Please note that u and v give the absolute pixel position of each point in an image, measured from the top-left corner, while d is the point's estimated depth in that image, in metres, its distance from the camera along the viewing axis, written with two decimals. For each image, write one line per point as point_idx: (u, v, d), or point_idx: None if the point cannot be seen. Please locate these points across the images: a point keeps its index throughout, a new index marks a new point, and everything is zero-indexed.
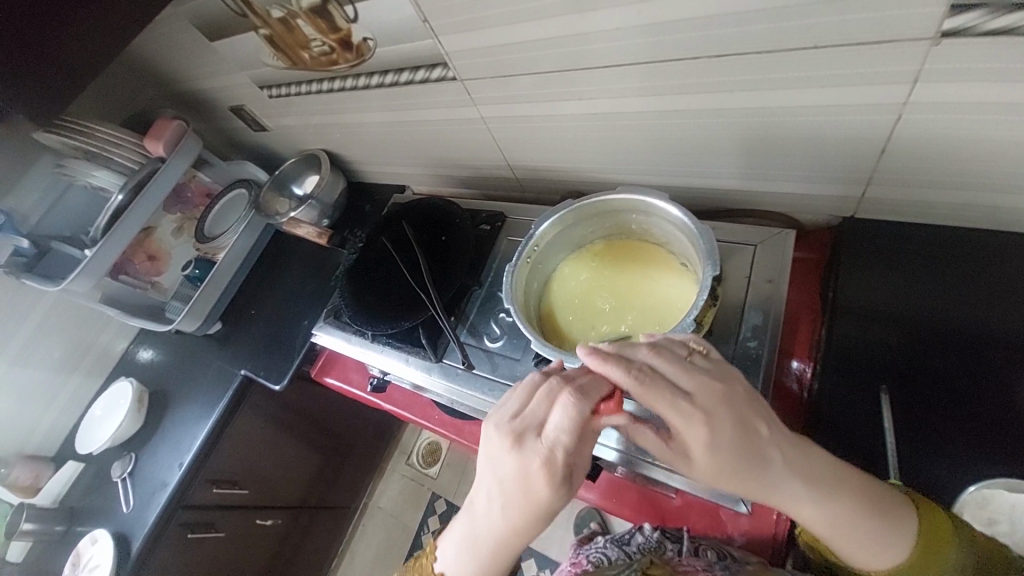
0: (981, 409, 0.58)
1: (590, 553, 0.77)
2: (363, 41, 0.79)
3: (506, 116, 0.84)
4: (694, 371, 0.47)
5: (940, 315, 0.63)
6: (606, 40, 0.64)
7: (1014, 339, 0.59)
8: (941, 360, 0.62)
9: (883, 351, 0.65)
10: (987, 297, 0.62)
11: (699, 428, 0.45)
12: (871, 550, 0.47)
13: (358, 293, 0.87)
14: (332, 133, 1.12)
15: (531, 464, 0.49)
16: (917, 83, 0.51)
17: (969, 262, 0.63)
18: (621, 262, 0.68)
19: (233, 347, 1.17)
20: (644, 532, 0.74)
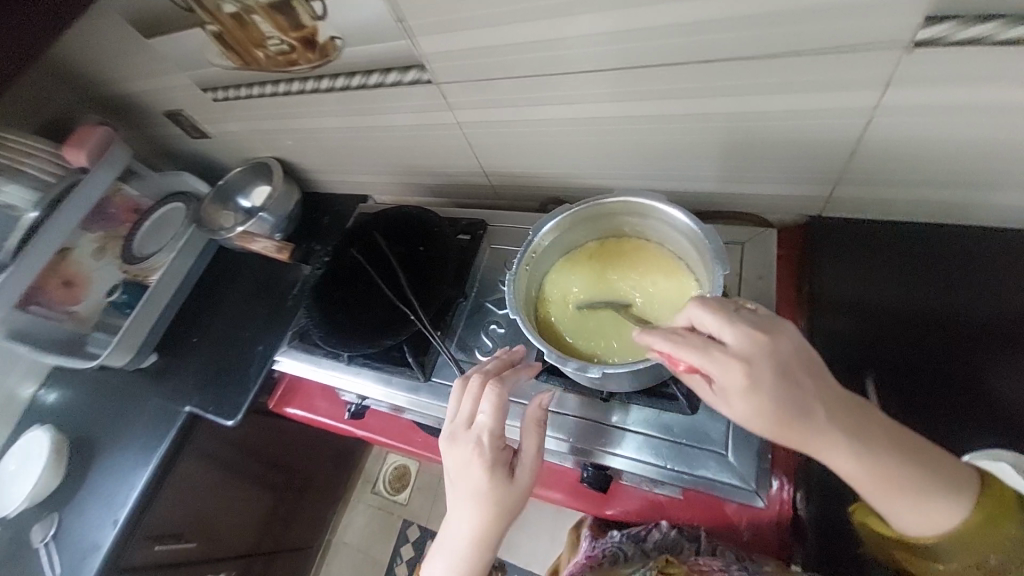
0: (958, 383, 0.63)
1: (607, 553, 0.74)
2: (330, 39, 0.74)
3: (483, 121, 0.82)
4: (736, 321, 0.47)
5: (913, 301, 0.68)
6: (592, 44, 0.63)
7: (983, 319, 0.63)
8: (919, 339, 0.66)
9: (866, 338, 0.69)
10: (952, 283, 0.66)
11: (738, 374, 0.45)
12: (916, 505, 0.47)
13: (330, 312, 0.79)
14: (286, 140, 1.04)
15: (466, 451, 0.57)
16: (889, 89, 0.55)
17: (941, 254, 0.67)
18: (621, 269, 0.66)
19: (175, 380, 1.03)
20: (660, 529, 0.72)
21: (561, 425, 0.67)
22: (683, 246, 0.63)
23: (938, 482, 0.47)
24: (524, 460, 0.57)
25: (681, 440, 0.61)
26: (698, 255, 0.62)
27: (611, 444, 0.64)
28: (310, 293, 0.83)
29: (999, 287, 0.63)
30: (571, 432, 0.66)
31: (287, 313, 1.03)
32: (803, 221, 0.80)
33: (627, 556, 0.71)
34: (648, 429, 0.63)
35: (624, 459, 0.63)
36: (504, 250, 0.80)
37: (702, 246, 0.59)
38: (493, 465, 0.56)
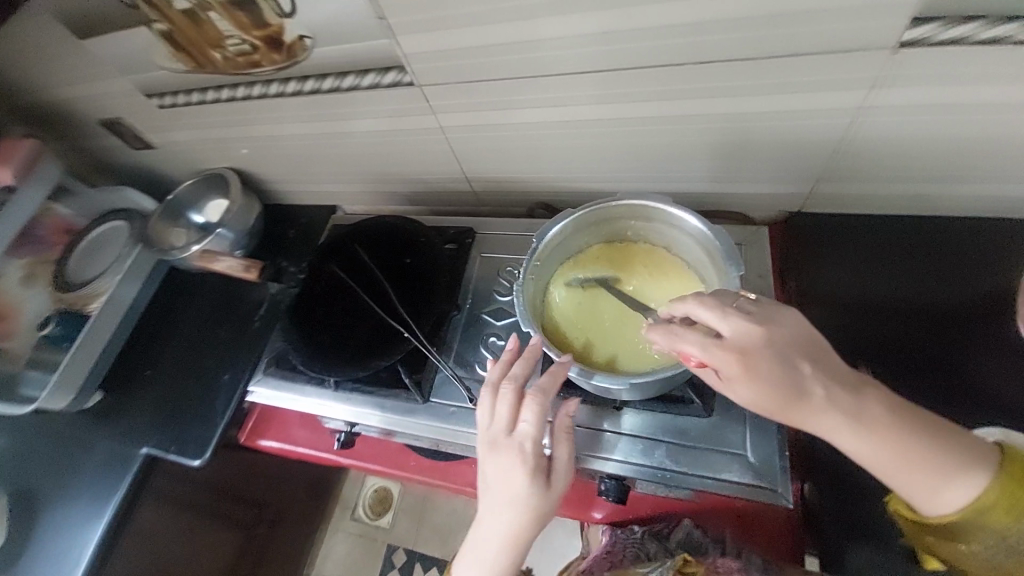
0: (951, 362, 0.65)
1: (627, 548, 0.75)
2: (298, 38, 0.69)
3: (467, 125, 0.78)
4: (731, 313, 0.48)
5: (899, 290, 0.70)
6: (583, 45, 0.62)
7: (962, 303, 0.67)
8: (910, 325, 0.68)
9: (865, 326, 0.70)
10: (930, 270, 0.70)
11: (732, 362, 0.46)
12: (933, 485, 0.45)
13: (313, 334, 0.73)
14: (244, 149, 0.96)
15: (508, 460, 0.55)
16: (874, 89, 0.57)
17: (912, 245, 0.72)
18: (629, 272, 0.65)
19: (128, 419, 0.92)
20: (683, 530, 0.73)
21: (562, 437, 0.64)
22: (691, 248, 0.63)
23: (951, 458, 0.45)
24: (562, 469, 0.56)
25: (692, 444, 0.60)
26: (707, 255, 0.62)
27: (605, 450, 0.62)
28: (288, 315, 0.77)
29: (971, 273, 0.68)
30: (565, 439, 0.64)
31: (253, 339, 0.94)
32: (783, 217, 0.82)
33: (648, 554, 0.73)
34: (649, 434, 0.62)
35: (617, 463, 0.61)
36: (496, 259, 0.77)
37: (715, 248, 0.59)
38: (534, 474, 0.54)
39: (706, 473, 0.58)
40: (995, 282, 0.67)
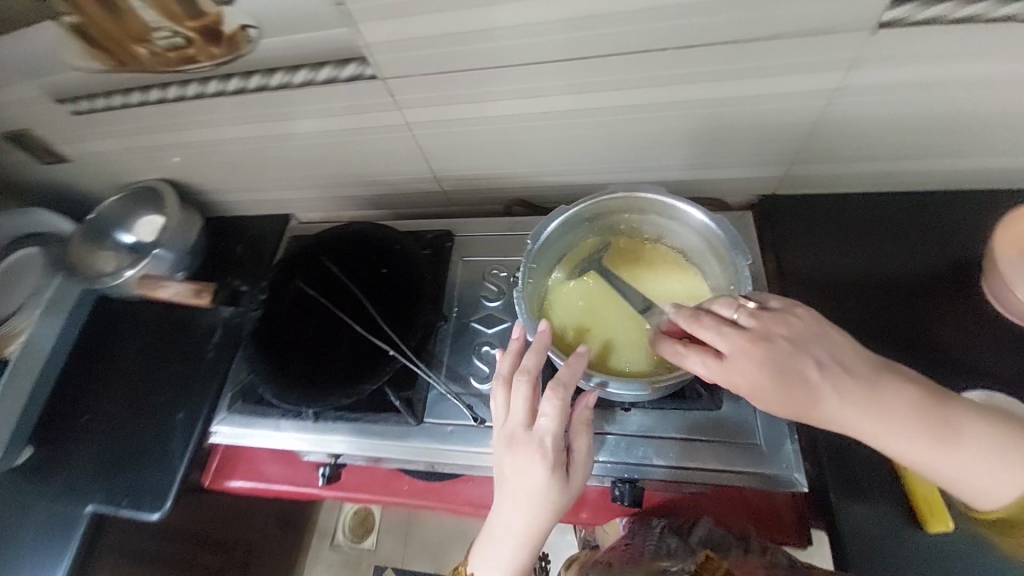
0: (928, 326, 0.68)
1: (646, 544, 0.67)
2: (240, 29, 0.62)
3: (435, 120, 0.72)
4: (731, 329, 0.48)
5: (873, 262, 0.73)
6: (561, 31, 0.58)
7: (928, 269, 0.71)
8: (887, 294, 0.71)
9: (846, 299, 0.71)
10: (896, 241, 0.73)
11: (741, 379, 0.47)
12: (969, 466, 0.45)
13: (286, 361, 0.67)
14: (178, 156, 0.85)
15: (528, 455, 0.52)
16: (851, 70, 0.58)
17: (878, 219, 0.75)
18: (629, 269, 0.65)
19: (64, 476, 0.79)
20: (707, 526, 0.67)
21: None
22: (689, 241, 0.65)
23: (981, 438, 0.45)
24: (581, 462, 0.54)
25: (695, 436, 0.61)
26: (703, 252, 0.64)
27: (606, 451, 0.62)
28: (253, 341, 0.70)
29: (930, 241, 0.72)
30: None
31: (206, 372, 0.83)
32: (756, 200, 0.83)
33: (670, 550, 0.64)
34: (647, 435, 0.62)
35: (619, 463, 0.62)
36: (479, 262, 0.73)
37: (716, 245, 0.62)
38: (555, 469, 0.52)
39: (711, 463, 0.59)
40: (953, 251, 0.71)
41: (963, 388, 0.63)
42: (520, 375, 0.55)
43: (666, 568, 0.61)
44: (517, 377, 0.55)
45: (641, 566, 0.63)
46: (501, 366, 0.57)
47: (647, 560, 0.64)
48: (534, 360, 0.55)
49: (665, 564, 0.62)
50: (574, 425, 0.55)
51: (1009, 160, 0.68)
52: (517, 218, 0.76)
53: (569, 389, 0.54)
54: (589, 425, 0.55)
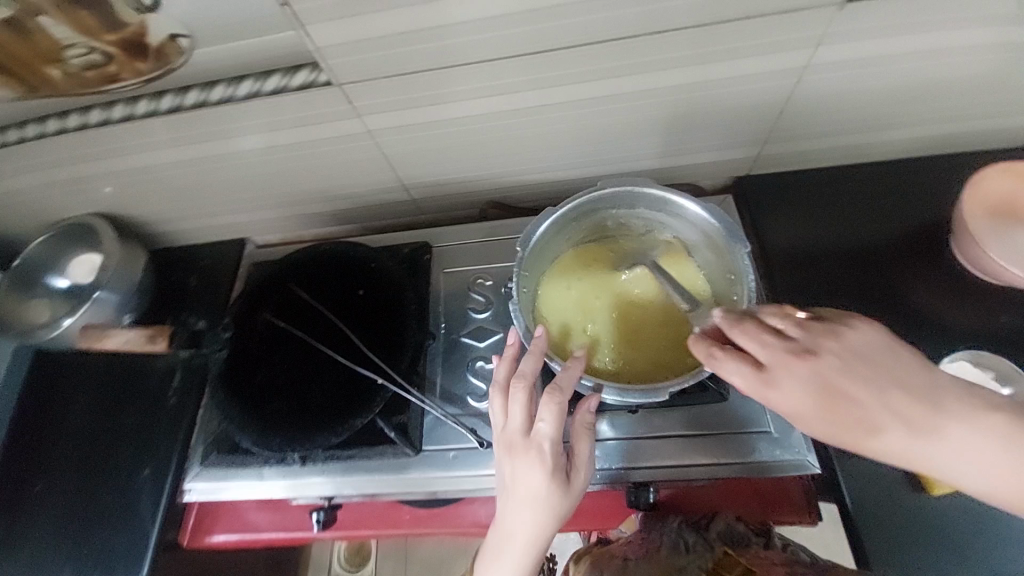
0: (908, 294, 0.70)
1: (663, 536, 0.68)
2: (169, 39, 0.56)
3: (399, 125, 0.67)
4: (774, 341, 0.43)
5: (849, 234, 0.74)
6: (530, 22, 0.55)
7: (902, 237, 0.73)
8: (866, 264, 0.72)
9: (829, 273, 0.72)
10: (870, 212, 0.75)
11: (785, 397, 0.42)
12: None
13: (264, 402, 0.62)
14: (112, 185, 0.77)
15: (526, 462, 0.50)
16: (818, 47, 0.58)
17: (849, 191, 0.77)
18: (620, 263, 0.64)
19: (14, 558, 0.70)
20: (727, 520, 0.68)
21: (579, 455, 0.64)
22: (681, 231, 0.64)
23: None
24: (582, 466, 0.52)
25: (695, 432, 0.62)
26: (696, 243, 0.63)
27: (617, 460, 0.63)
28: (224, 386, 0.64)
29: (901, 208, 0.74)
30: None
31: (168, 422, 0.75)
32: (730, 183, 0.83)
33: (687, 543, 0.66)
34: (659, 432, 0.63)
35: (632, 471, 0.62)
36: (461, 273, 0.70)
37: (711, 236, 0.61)
38: (554, 474, 0.50)
39: (715, 456, 0.61)
40: (922, 216, 0.73)
41: (946, 351, 0.65)
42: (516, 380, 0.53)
43: (684, 566, 0.64)
44: (513, 383, 0.53)
45: (660, 564, 0.65)
46: (497, 372, 0.55)
47: (664, 555, 0.65)
48: (530, 364, 0.53)
49: (684, 561, 0.64)
50: (575, 429, 0.53)
51: (962, 124, 0.71)
52: (496, 223, 0.72)
53: (565, 391, 0.52)
54: (592, 429, 0.53)
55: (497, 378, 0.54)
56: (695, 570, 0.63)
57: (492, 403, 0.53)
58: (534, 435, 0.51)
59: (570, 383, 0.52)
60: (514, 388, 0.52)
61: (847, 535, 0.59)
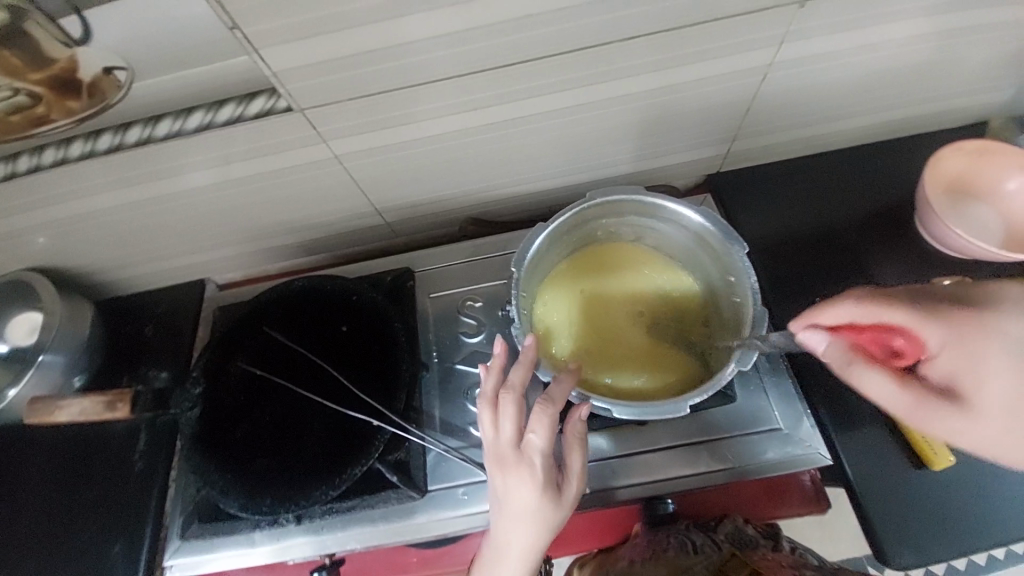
0: (883, 274, 0.72)
1: (671, 537, 0.66)
2: (104, 72, 0.51)
3: (368, 148, 0.64)
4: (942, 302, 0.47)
5: (822, 222, 0.76)
6: (501, 34, 0.52)
7: (869, 221, 0.76)
8: (840, 250, 0.74)
9: (808, 261, 0.74)
10: (837, 199, 0.77)
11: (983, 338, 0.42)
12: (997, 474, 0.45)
13: (251, 459, 0.58)
14: (45, 236, 0.69)
15: (519, 478, 0.48)
16: (782, 44, 0.60)
17: (815, 179, 0.79)
18: (620, 275, 0.66)
19: None
20: (735, 521, 0.69)
21: (590, 475, 0.62)
22: (669, 239, 0.65)
23: None
24: (574, 476, 0.51)
25: (699, 438, 0.63)
26: (690, 245, 0.64)
27: (616, 478, 0.62)
28: (202, 448, 0.58)
29: (864, 193, 0.77)
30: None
31: (136, 491, 0.67)
32: (702, 179, 0.84)
33: (695, 544, 0.66)
34: (669, 442, 0.63)
35: (630, 488, 0.62)
36: (447, 297, 0.69)
37: (704, 238, 0.61)
38: (547, 488, 0.49)
39: (713, 462, 0.62)
40: (885, 199, 0.77)
41: None
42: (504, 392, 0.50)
43: (692, 567, 0.65)
44: (502, 395, 0.50)
45: (668, 566, 0.65)
46: (485, 383, 0.52)
47: (671, 556, 0.65)
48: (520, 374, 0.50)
49: (692, 561, 0.65)
50: (567, 439, 0.52)
51: (907, 110, 0.75)
52: (479, 241, 0.72)
53: (558, 402, 0.49)
54: (583, 438, 0.52)
55: (486, 389, 0.52)
56: (703, 571, 0.64)
57: (481, 416, 0.51)
58: (525, 448, 0.49)
59: (561, 394, 0.50)
60: (504, 400, 0.50)
61: (859, 521, 0.60)
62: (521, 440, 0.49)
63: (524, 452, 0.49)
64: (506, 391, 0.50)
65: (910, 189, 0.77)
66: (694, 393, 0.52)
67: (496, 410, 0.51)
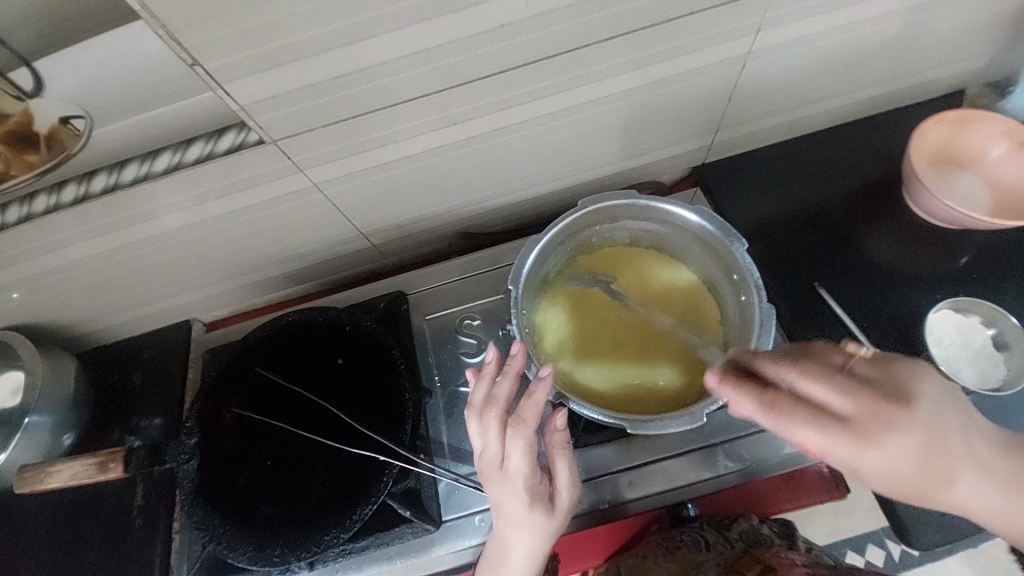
0: (877, 251, 0.71)
1: (687, 535, 0.69)
2: (61, 122, 0.48)
3: (348, 172, 0.61)
4: (850, 388, 0.39)
5: (812, 204, 0.75)
6: (475, 46, 0.50)
7: (857, 199, 0.75)
8: (832, 231, 0.73)
9: (801, 245, 0.73)
10: (824, 179, 0.77)
11: (882, 458, 0.38)
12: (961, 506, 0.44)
13: (257, 508, 0.57)
14: (19, 292, 0.66)
15: (505, 492, 0.50)
16: (759, 33, 0.59)
17: (802, 161, 0.79)
18: (621, 276, 0.65)
19: None
20: (750, 521, 0.72)
21: (604, 487, 0.61)
22: (667, 238, 0.64)
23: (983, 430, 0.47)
24: (563, 486, 0.52)
25: (713, 441, 0.62)
26: (690, 246, 0.63)
27: (630, 490, 0.61)
28: (203, 501, 0.56)
29: (850, 171, 0.77)
30: (592, 494, 0.61)
31: (138, 548, 0.65)
32: (689, 171, 0.83)
33: (707, 542, 0.69)
34: (680, 445, 0.62)
35: (645, 498, 0.61)
36: (442, 320, 0.69)
37: (705, 239, 0.61)
38: (535, 502, 0.50)
39: (724, 464, 0.61)
40: (871, 176, 0.76)
41: (927, 303, 0.68)
42: (487, 408, 0.50)
43: (703, 563, 0.69)
44: (486, 409, 0.50)
45: (680, 561, 0.70)
46: (472, 396, 0.52)
47: (682, 553, 0.70)
48: (502, 389, 0.50)
49: (704, 557, 0.69)
50: (551, 450, 0.52)
51: (885, 86, 0.75)
52: (470, 258, 0.71)
53: (533, 420, 0.49)
54: (569, 446, 0.52)
55: (474, 398, 0.51)
56: (714, 567, 0.68)
57: (470, 427, 0.51)
58: (507, 466, 0.50)
59: (537, 413, 0.49)
60: (486, 414, 0.50)
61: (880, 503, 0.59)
62: (504, 456, 0.50)
63: (506, 470, 0.50)
64: (489, 405, 0.50)
65: (896, 164, 0.76)
66: (708, 402, 0.52)
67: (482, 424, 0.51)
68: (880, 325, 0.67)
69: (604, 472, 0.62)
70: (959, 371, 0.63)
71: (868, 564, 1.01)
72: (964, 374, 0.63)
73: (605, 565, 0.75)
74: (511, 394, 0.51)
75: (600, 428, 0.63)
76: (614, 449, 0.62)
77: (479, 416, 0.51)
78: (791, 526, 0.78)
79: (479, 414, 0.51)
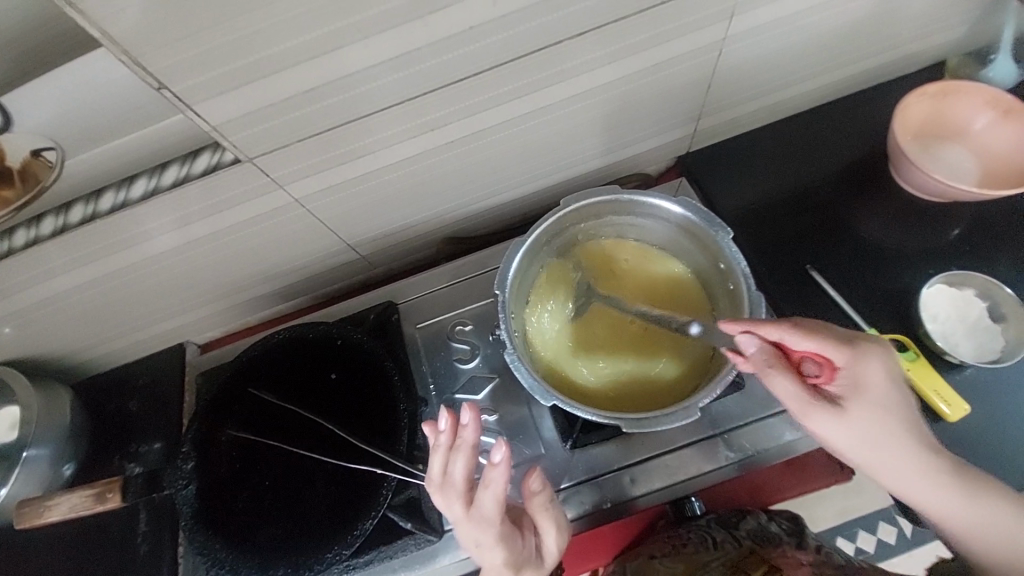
0: (865, 229, 0.71)
1: (692, 533, 0.70)
2: (32, 155, 0.47)
3: (328, 186, 0.61)
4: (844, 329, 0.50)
5: (799, 185, 0.75)
6: (445, 51, 0.50)
7: (844, 178, 0.75)
8: (820, 212, 0.73)
9: (790, 229, 0.72)
10: (809, 160, 0.76)
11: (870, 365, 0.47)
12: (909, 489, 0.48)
13: (257, 529, 0.56)
14: (9, 327, 0.66)
15: (486, 560, 0.51)
16: (732, 18, 0.58)
17: (787, 143, 0.78)
18: (606, 274, 0.64)
19: None
20: (758, 519, 0.73)
21: (606, 485, 0.61)
22: (651, 229, 0.63)
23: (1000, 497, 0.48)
24: (550, 533, 0.54)
25: (712, 432, 0.62)
26: (675, 238, 0.63)
27: (634, 487, 0.61)
28: (204, 525, 0.56)
29: (835, 150, 0.76)
30: (594, 493, 0.61)
31: None
32: (674, 161, 0.83)
33: (715, 541, 0.69)
34: (683, 437, 0.62)
35: (651, 494, 0.61)
36: (434, 328, 0.68)
37: (691, 230, 0.61)
38: (519, 552, 0.52)
39: (725, 454, 0.61)
40: (857, 154, 0.76)
41: (921, 279, 0.67)
42: (447, 485, 0.48)
43: (708, 562, 0.67)
44: (447, 484, 0.48)
45: (685, 562, 0.68)
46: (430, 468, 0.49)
47: (689, 552, 0.69)
48: (459, 469, 0.47)
49: (709, 557, 0.68)
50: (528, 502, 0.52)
51: (866, 62, 0.74)
52: (458, 262, 0.71)
53: (497, 509, 0.48)
54: (547, 495, 0.52)
55: (432, 474, 0.48)
56: (718, 567, 0.66)
57: (434, 499, 0.50)
58: (480, 544, 0.50)
59: (502, 492, 0.47)
60: (448, 489, 0.48)
61: None
62: (476, 525, 0.49)
63: (481, 547, 0.50)
64: (449, 487, 0.48)
65: (881, 140, 0.76)
66: (704, 394, 0.51)
67: (447, 496, 0.49)
68: (872, 304, 0.66)
69: (606, 469, 0.61)
70: (956, 346, 0.62)
71: (879, 542, 1.01)
72: (962, 349, 0.62)
73: (613, 563, 0.74)
74: (470, 475, 0.48)
75: (597, 426, 0.61)
76: (614, 447, 0.62)
77: (441, 494, 0.49)
78: (799, 521, 0.78)
79: (440, 489, 0.49)
